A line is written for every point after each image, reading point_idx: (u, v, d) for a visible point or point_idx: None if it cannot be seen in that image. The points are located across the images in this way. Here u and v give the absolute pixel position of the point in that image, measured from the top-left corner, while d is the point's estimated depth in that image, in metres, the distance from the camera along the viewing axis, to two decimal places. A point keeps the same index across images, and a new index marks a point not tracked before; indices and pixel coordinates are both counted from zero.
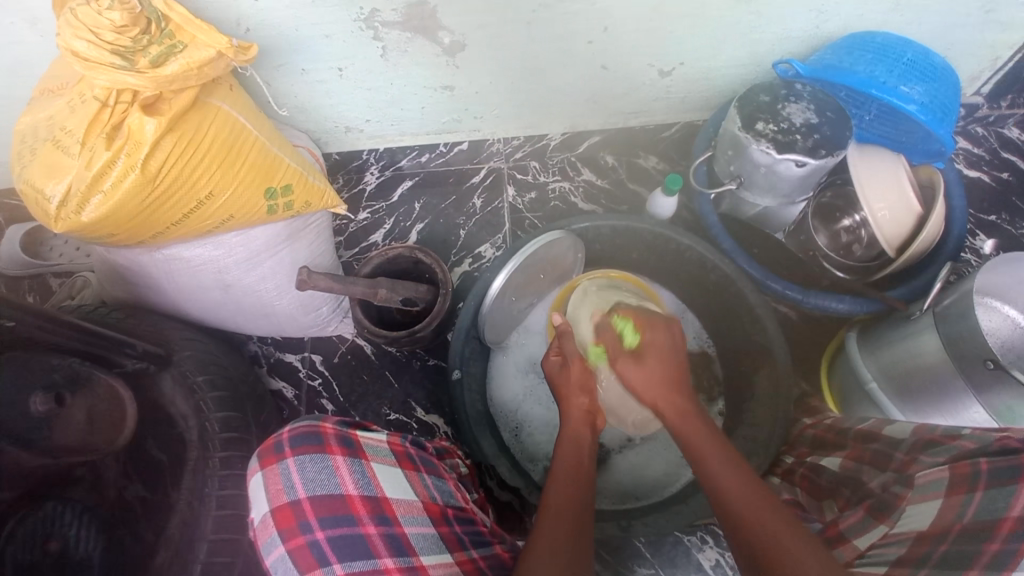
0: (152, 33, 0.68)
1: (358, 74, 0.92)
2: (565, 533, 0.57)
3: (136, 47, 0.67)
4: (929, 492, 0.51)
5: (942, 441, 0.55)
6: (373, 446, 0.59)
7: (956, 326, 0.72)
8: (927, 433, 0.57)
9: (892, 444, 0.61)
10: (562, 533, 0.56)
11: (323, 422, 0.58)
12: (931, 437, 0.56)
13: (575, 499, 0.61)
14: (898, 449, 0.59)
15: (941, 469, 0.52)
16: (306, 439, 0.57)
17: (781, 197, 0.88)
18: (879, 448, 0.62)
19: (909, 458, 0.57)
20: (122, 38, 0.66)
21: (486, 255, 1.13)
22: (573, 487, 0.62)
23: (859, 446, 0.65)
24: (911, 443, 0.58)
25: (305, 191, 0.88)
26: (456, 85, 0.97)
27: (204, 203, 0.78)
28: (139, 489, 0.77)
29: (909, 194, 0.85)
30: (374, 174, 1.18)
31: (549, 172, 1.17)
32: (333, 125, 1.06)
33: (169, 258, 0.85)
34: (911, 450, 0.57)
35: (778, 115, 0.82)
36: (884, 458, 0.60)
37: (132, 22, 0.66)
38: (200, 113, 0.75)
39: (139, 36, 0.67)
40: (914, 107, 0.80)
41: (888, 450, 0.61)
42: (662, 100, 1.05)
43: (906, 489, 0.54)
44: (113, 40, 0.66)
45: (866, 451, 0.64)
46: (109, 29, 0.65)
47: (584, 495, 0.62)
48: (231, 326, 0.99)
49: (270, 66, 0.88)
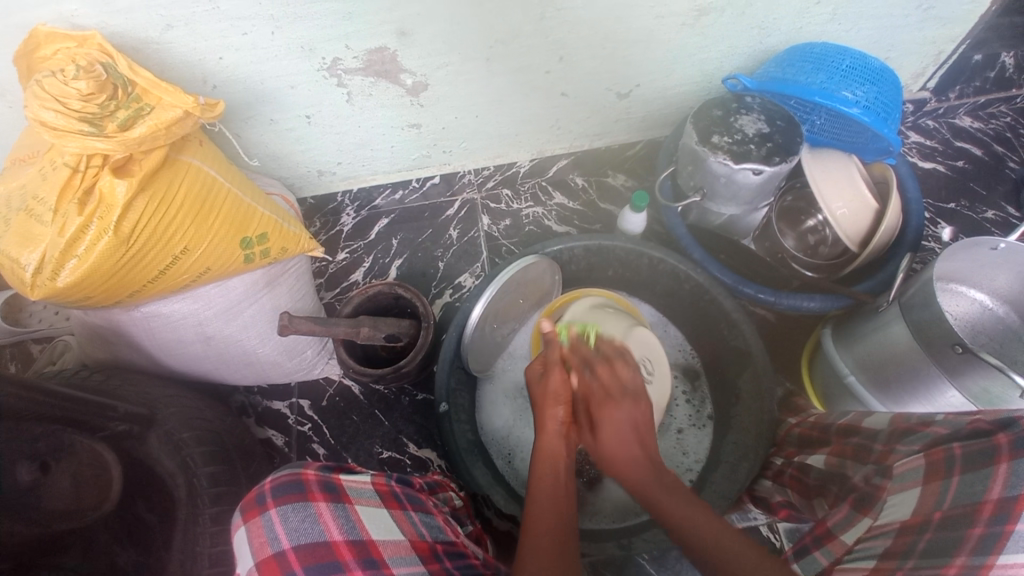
0: (119, 97, 0.70)
1: (327, 120, 0.94)
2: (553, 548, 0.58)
3: (104, 113, 0.69)
4: (909, 480, 0.52)
5: (916, 430, 0.57)
6: (356, 489, 0.59)
7: (921, 314, 0.73)
8: (903, 423, 0.59)
9: (872, 437, 0.62)
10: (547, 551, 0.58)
11: (304, 469, 0.58)
12: (907, 426, 0.59)
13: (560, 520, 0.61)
14: (876, 441, 0.61)
15: (918, 458, 0.53)
16: (288, 488, 0.56)
17: (744, 204, 0.91)
18: (860, 442, 0.63)
19: (886, 449, 0.59)
20: (89, 105, 0.68)
21: (467, 284, 1.14)
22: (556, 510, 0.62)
23: (842, 442, 0.67)
24: (888, 434, 0.60)
25: (281, 237, 0.89)
26: (422, 122, 1.00)
27: (179, 258, 0.78)
28: (131, 554, 0.74)
29: (864, 191, 0.88)
30: (351, 216, 1.20)
31: (522, 199, 1.20)
32: (306, 170, 1.08)
33: (147, 315, 0.85)
34: (889, 441, 0.59)
35: (731, 128, 0.85)
36: (865, 451, 0.62)
37: (97, 89, 0.67)
38: (171, 171, 0.77)
39: (106, 102, 0.69)
40: (858, 109, 0.84)
41: (867, 442, 0.63)
42: (624, 121, 1.09)
43: (885, 480, 0.56)
44: (80, 108, 0.67)
45: (848, 445, 0.65)
46: (75, 97, 0.67)
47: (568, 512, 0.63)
48: (214, 377, 0.98)
49: (239, 119, 0.90)
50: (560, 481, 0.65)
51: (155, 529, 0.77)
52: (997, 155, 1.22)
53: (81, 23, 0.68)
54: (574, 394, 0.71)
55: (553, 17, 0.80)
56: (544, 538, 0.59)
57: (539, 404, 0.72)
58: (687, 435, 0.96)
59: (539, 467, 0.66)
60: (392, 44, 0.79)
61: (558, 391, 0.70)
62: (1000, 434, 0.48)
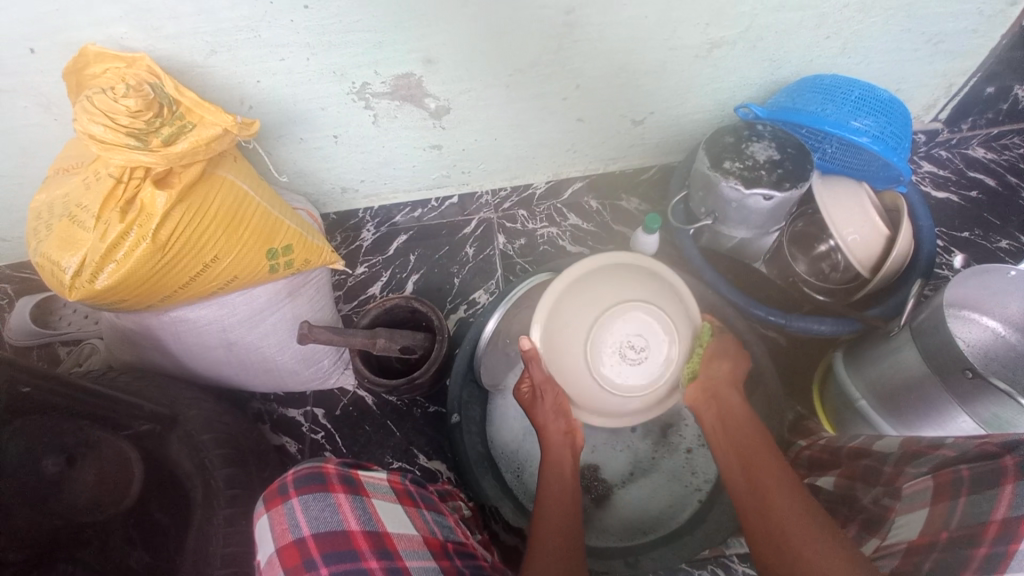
0: (164, 115, 0.75)
1: (353, 140, 0.99)
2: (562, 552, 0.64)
3: (149, 129, 0.74)
4: (916, 502, 0.53)
5: (925, 452, 0.57)
6: (373, 483, 0.60)
7: (932, 339, 0.74)
8: (913, 446, 0.59)
9: (881, 459, 0.62)
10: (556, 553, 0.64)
11: (325, 462, 0.59)
12: (917, 448, 0.58)
13: (562, 523, 0.67)
14: (886, 463, 0.60)
15: (926, 479, 0.54)
16: (310, 478, 0.57)
17: (756, 229, 0.92)
18: (869, 464, 0.63)
19: (896, 472, 0.58)
20: (136, 121, 0.72)
21: (481, 300, 1.17)
22: (568, 512, 0.69)
23: (851, 463, 0.66)
24: (899, 456, 0.59)
25: (305, 249, 0.93)
26: (443, 144, 1.04)
27: (209, 266, 0.82)
28: (143, 556, 0.74)
29: (875, 218, 0.90)
30: (371, 231, 1.24)
31: (537, 220, 1.23)
32: (330, 186, 1.13)
33: (173, 320, 0.88)
34: (898, 463, 0.59)
35: (742, 154, 0.88)
36: (874, 473, 0.61)
37: (145, 107, 0.72)
38: (207, 185, 0.81)
39: (152, 119, 0.73)
40: (867, 139, 0.86)
41: (877, 464, 0.62)
42: (638, 146, 1.12)
43: (893, 501, 0.56)
44: (127, 124, 0.72)
45: (858, 468, 0.65)
46: (124, 113, 0.71)
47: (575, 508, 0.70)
48: (234, 383, 1.01)
49: (271, 137, 0.95)
50: (570, 495, 0.71)
51: (171, 532, 0.77)
52: (1011, 186, 1.23)
53: (132, 45, 0.74)
54: (569, 405, 0.77)
55: (571, 48, 0.84)
56: (547, 547, 0.64)
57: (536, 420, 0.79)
58: (696, 455, 0.93)
59: (546, 476, 0.73)
60: (418, 70, 0.84)
61: (559, 410, 0.76)
62: (1007, 455, 0.49)
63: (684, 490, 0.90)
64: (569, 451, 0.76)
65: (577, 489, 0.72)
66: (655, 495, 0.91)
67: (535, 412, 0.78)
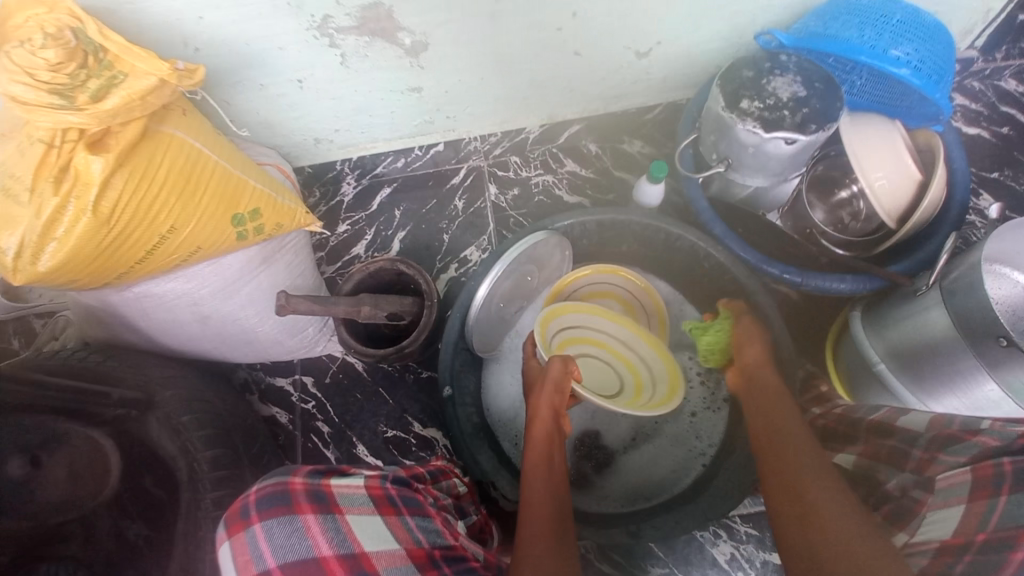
0: (90, 66, 0.64)
1: (320, 83, 0.87)
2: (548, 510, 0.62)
3: (74, 84, 0.63)
4: (953, 497, 0.50)
5: (961, 438, 0.52)
6: (348, 495, 0.50)
7: (967, 301, 0.68)
8: (944, 429, 0.55)
9: (909, 441, 0.58)
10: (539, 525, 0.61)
11: (291, 477, 0.50)
12: (950, 432, 0.54)
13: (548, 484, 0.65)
14: (915, 446, 0.57)
15: (963, 472, 0.50)
16: (274, 499, 0.48)
17: (773, 176, 0.83)
18: (895, 446, 0.59)
19: (926, 457, 0.54)
20: (58, 76, 0.62)
21: (472, 258, 1.09)
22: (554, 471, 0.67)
23: (874, 441, 0.63)
24: (929, 440, 0.55)
25: (275, 212, 0.84)
26: (423, 86, 0.92)
27: (167, 237, 0.74)
28: (142, 528, 0.76)
29: (907, 160, 0.81)
30: (351, 184, 1.14)
31: (531, 166, 1.13)
32: (302, 138, 1.01)
33: (139, 296, 0.82)
34: (928, 448, 0.55)
35: (763, 91, 0.76)
36: (901, 456, 0.58)
37: (66, 57, 0.62)
38: (152, 144, 0.71)
39: (76, 71, 0.63)
40: (907, 70, 0.76)
41: (905, 446, 0.58)
42: (642, 82, 1.00)
43: (926, 494, 0.53)
44: (49, 80, 0.62)
45: (882, 448, 0.61)
46: (43, 68, 0.61)
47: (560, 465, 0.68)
48: (215, 356, 0.96)
49: (225, 84, 0.83)
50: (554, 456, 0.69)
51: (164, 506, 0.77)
52: None
53: None
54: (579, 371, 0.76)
55: None
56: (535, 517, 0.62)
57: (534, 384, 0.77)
58: (701, 419, 0.90)
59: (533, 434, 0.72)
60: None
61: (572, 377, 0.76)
62: None
63: (687, 455, 0.88)
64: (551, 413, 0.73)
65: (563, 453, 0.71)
66: (658, 461, 0.89)
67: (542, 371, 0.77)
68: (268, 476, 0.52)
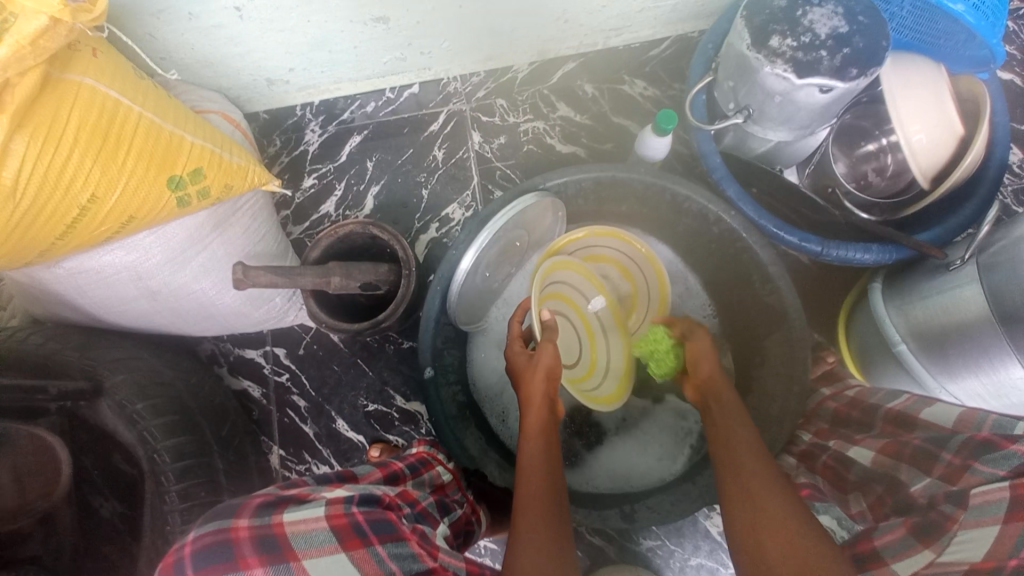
0: None
1: (264, 12, 0.71)
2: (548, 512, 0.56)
3: None
4: (986, 515, 0.49)
5: (999, 446, 0.51)
6: (304, 534, 0.44)
7: (1002, 278, 0.60)
8: (982, 434, 0.54)
9: (938, 444, 0.57)
10: (540, 527, 0.55)
11: (233, 523, 0.44)
12: (986, 438, 0.53)
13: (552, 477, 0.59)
14: (944, 449, 0.56)
15: (1001, 488, 0.49)
16: (212, 555, 0.42)
17: (799, 129, 0.72)
18: (921, 446, 0.59)
19: (958, 466, 0.53)
20: None
21: (455, 217, 0.99)
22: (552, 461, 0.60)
23: (897, 441, 0.62)
24: (961, 444, 0.55)
25: (222, 171, 0.71)
26: (391, 16, 0.77)
27: (90, 207, 0.63)
28: (117, 505, 0.73)
29: (951, 112, 0.70)
30: (315, 131, 1.00)
31: (519, 111, 0.99)
32: (252, 78, 0.87)
33: (72, 272, 0.72)
34: (960, 453, 0.54)
35: (798, 25, 0.64)
36: (928, 459, 0.57)
37: None
38: (55, 95, 0.59)
39: None
40: (963, 7, 0.64)
41: (933, 448, 0.57)
42: (649, 11, 0.86)
43: (957, 510, 0.50)
44: None
45: (905, 447, 0.60)
46: None
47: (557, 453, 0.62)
48: (174, 331, 0.87)
49: (146, 13, 0.68)
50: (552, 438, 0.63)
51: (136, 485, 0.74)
52: None
53: None
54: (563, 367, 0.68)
55: None
56: (538, 516, 0.55)
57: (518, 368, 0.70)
58: None
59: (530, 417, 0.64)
60: None
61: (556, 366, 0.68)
62: None
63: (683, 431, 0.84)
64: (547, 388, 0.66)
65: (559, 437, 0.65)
66: (653, 436, 0.85)
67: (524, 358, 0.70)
68: (209, 518, 0.46)
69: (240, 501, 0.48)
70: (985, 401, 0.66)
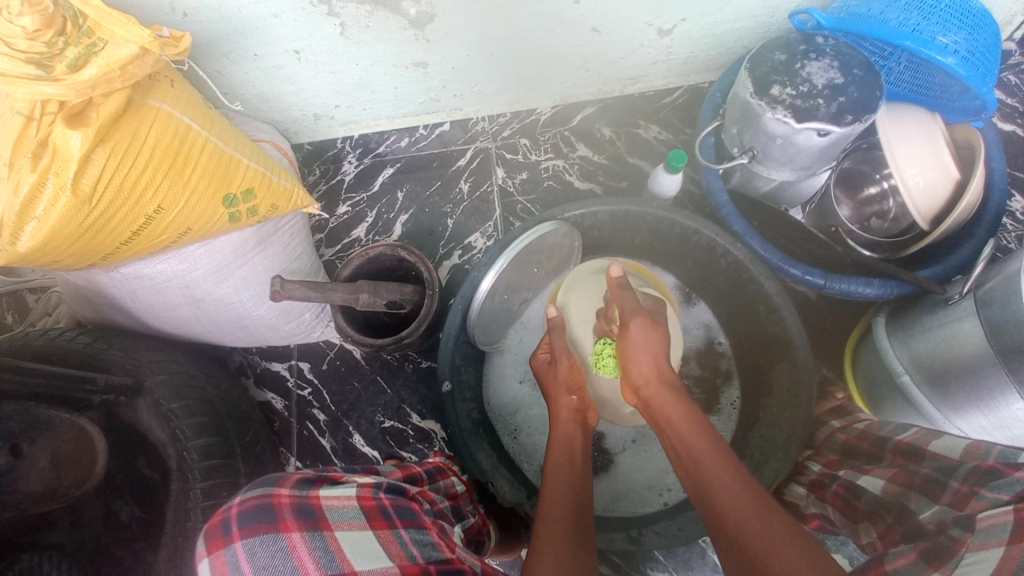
0: (68, 33, 0.61)
1: (318, 56, 0.81)
2: (568, 529, 0.57)
3: (52, 52, 0.60)
4: (992, 538, 0.48)
5: (1004, 474, 0.53)
6: (337, 509, 0.49)
7: (999, 314, 0.63)
8: (990, 463, 0.55)
9: (947, 473, 0.58)
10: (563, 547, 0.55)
11: (276, 491, 0.48)
12: (992, 466, 0.55)
13: (573, 504, 0.60)
14: (953, 477, 0.57)
15: (1005, 512, 0.49)
16: (257, 515, 0.46)
17: (800, 170, 0.77)
18: (931, 475, 0.60)
19: (966, 492, 0.54)
20: (35, 44, 0.59)
21: (477, 245, 1.05)
22: (569, 480, 0.63)
23: (907, 470, 0.63)
24: (968, 474, 0.56)
25: (270, 193, 0.79)
26: (429, 61, 0.86)
27: (153, 218, 0.70)
28: (135, 510, 0.77)
29: (946, 157, 0.74)
30: (352, 163, 1.09)
31: (540, 149, 1.07)
32: (300, 113, 0.96)
33: (127, 277, 0.79)
34: (968, 482, 0.55)
35: (796, 76, 0.70)
36: (938, 488, 0.57)
37: (45, 25, 0.59)
38: (135, 118, 0.67)
39: (53, 39, 0.60)
40: (955, 59, 0.69)
41: (942, 477, 0.58)
42: (663, 63, 0.94)
43: (965, 533, 0.50)
44: (26, 49, 0.59)
45: (915, 476, 0.61)
46: (20, 36, 0.58)
47: (583, 477, 0.64)
48: (209, 340, 0.93)
49: (218, 53, 0.78)
50: (576, 462, 0.66)
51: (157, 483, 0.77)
52: None
53: None
54: (581, 383, 0.74)
55: None
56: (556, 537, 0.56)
57: (548, 391, 0.74)
58: None
59: (553, 452, 0.67)
60: None
61: (575, 380, 0.73)
62: None
63: None
64: (575, 419, 0.70)
65: (586, 461, 0.67)
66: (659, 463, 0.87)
67: (548, 382, 0.74)
68: (253, 487, 0.51)
69: (277, 478, 0.53)
70: (989, 433, 0.68)
